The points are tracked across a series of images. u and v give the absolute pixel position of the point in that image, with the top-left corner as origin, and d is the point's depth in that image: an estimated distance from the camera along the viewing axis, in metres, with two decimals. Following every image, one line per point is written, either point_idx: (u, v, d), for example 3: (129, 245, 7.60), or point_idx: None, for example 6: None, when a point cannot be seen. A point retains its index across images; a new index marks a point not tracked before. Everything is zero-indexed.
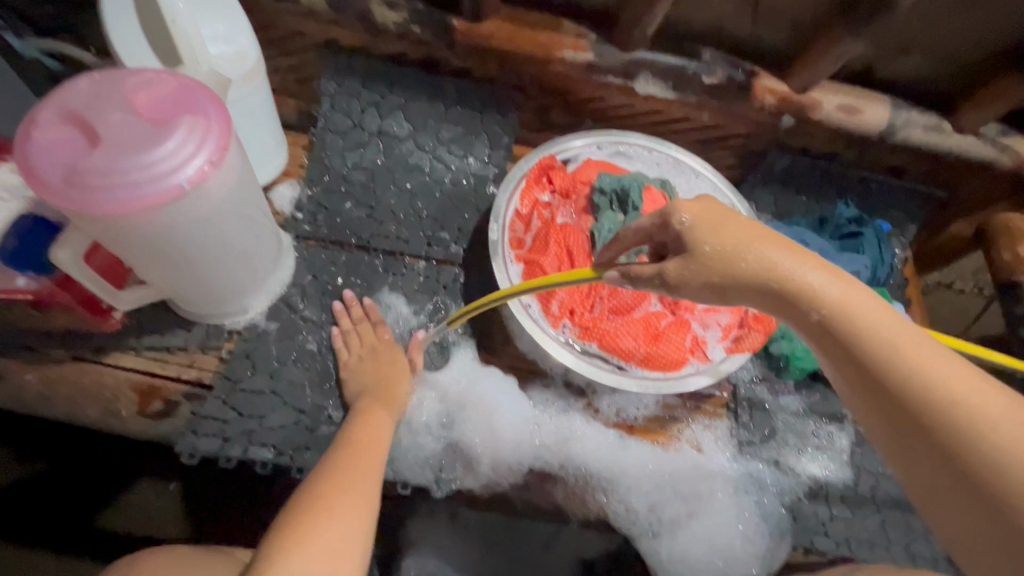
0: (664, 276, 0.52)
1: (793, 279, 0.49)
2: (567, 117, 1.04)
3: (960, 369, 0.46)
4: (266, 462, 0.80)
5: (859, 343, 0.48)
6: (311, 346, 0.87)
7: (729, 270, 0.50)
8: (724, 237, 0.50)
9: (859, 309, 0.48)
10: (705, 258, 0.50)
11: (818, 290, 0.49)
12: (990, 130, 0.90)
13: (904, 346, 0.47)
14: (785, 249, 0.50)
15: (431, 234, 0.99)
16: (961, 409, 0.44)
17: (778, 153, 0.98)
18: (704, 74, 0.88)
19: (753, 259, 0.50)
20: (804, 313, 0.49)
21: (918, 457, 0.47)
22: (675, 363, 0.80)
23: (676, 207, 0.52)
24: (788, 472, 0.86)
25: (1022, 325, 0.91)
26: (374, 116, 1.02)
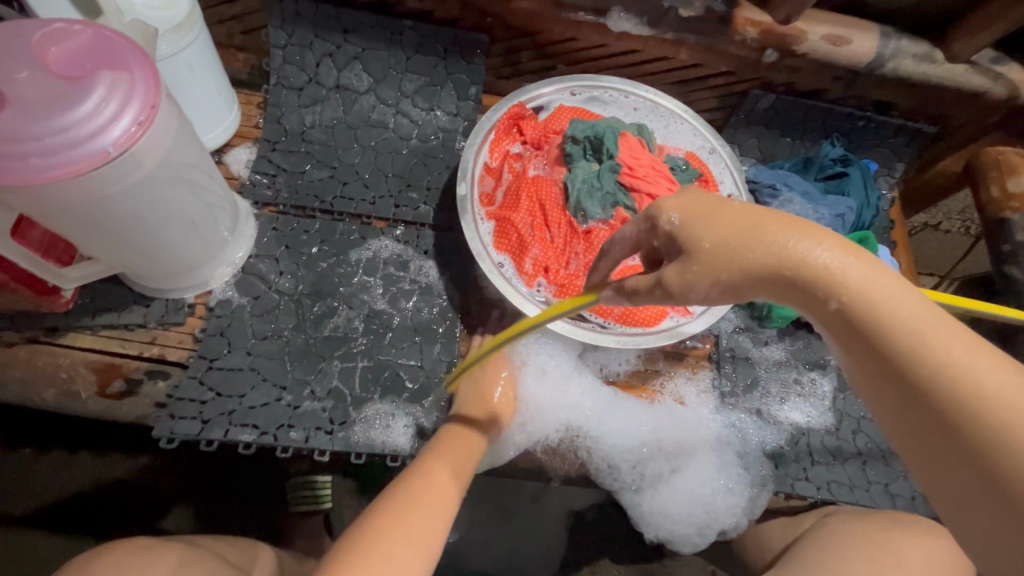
0: (663, 286, 0.47)
1: (811, 262, 0.43)
2: (538, 61, 0.97)
3: (997, 364, 0.40)
4: (248, 444, 0.77)
5: (884, 336, 0.42)
6: (288, 320, 0.84)
7: (735, 267, 0.44)
8: (721, 228, 0.45)
9: (884, 298, 0.42)
10: (706, 258, 0.45)
11: (835, 272, 0.43)
12: (982, 58, 0.85)
13: (928, 334, 0.41)
14: (794, 229, 0.45)
15: (399, 195, 0.94)
16: (998, 410, 0.38)
17: (761, 93, 0.93)
18: (681, 6, 0.81)
19: (761, 249, 0.44)
20: (819, 300, 0.44)
21: (946, 474, 0.40)
22: (653, 317, 0.78)
23: (663, 208, 0.49)
24: (769, 422, 0.85)
25: (1007, 261, 0.89)
26: (330, 69, 0.96)
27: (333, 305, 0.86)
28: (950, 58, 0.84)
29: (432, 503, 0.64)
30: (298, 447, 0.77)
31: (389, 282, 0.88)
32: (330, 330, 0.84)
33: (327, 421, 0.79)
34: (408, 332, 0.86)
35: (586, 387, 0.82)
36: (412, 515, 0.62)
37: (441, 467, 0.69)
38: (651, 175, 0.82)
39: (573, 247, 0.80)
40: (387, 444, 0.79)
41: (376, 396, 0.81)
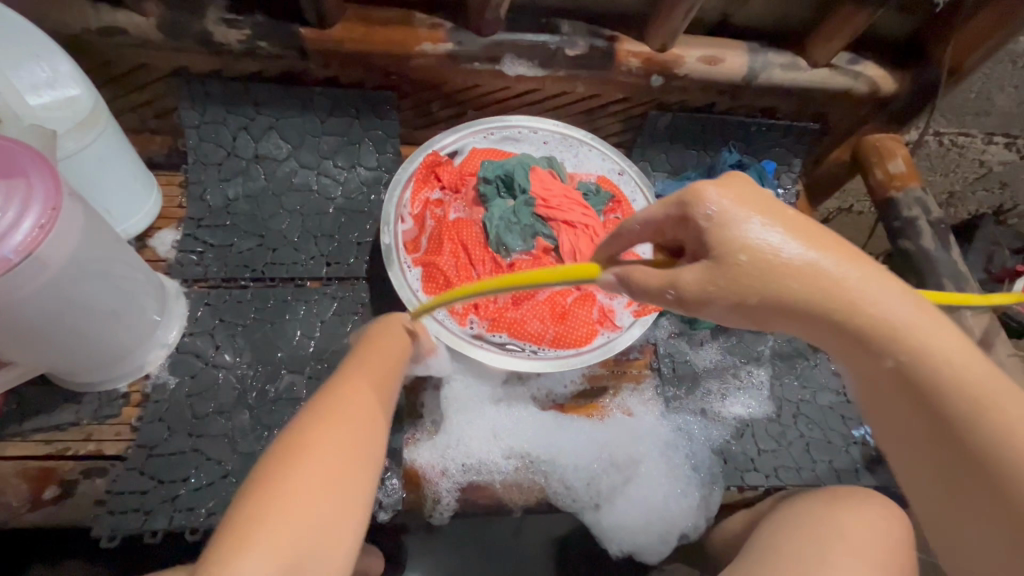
0: (678, 291, 0.48)
1: (853, 297, 0.47)
2: (448, 109, 1.02)
3: (975, 359, 0.48)
4: (197, 528, 0.75)
5: (896, 351, 0.48)
6: (232, 395, 0.84)
7: (774, 290, 0.47)
8: (754, 236, 0.47)
9: (896, 316, 0.47)
10: (739, 271, 0.46)
11: (859, 294, 0.47)
12: (841, 61, 0.93)
13: (931, 345, 0.47)
14: (824, 252, 0.47)
15: (330, 254, 0.97)
16: (979, 407, 0.46)
17: (658, 113, 1.01)
18: (566, 47, 0.87)
19: (805, 282, 0.47)
20: (849, 332, 0.48)
21: (928, 460, 0.50)
22: (585, 337, 0.80)
23: (701, 196, 0.47)
24: (714, 420, 0.89)
25: (898, 236, 0.96)
26: (248, 141, 0.98)
27: (275, 371, 0.86)
28: (814, 64, 0.92)
29: (348, 421, 0.54)
30: None
31: (329, 340, 0.90)
32: (274, 396, 0.84)
33: None
34: None
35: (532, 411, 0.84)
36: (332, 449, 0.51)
37: (362, 393, 0.58)
38: (565, 204, 0.87)
39: (499, 280, 0.83)
40: None
41: None
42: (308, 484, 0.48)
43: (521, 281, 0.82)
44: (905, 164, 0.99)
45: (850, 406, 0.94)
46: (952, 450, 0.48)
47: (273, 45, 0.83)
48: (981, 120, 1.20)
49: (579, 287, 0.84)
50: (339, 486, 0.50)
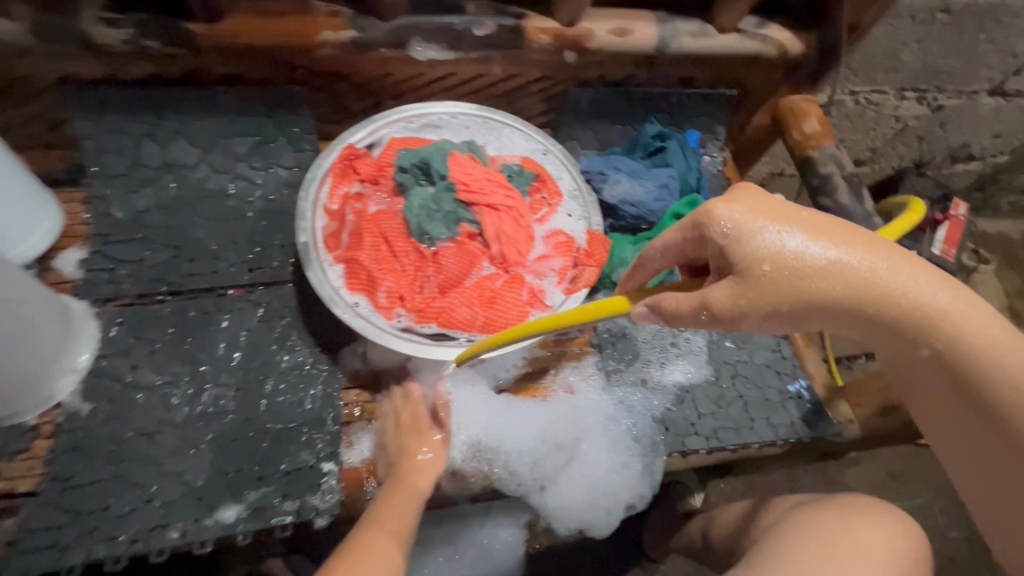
0: (710, 309, 0.54)
1: (881, 285, 0.54)
2: (365, 100, 0.98)
3: (981, 316, 0.55)
4: (119, 557, 0.72)
5: (910, 324, 0.55)
6: (154, 415, 0.80)
7: (809, 291, 0.53)
8: (778, 243, 0.53)
9: (907, 291, 0.54)
10: (770, 280, 0.52)
11: (869, 277, 0.54)
12: (748, 24, 0.94)
13: (936, 313, 0.55)
14: (835, 245, 0.54)
15: (252, 259, 0.93)
16: (983, 362, 0.54)
17: (578, 89, 1.00)
18: (473, 27, 0.85)
19: (839, 277, 0.53)
20: (872, 311, 0.54)
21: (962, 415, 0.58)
22: (516, 320, 0.79)
23: (715, 217, 0.54)
24: (654, 389, 0.90)
25: (817, 194, 0.98)
26: (153, 149, 0.93)
27: (200, 385, 0.83)
28: (722, 30, 0.92)
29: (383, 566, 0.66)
30: (178, 547, 0.73)
31: (258, 349, 0.87)
32: (201, 411, 0.81)
33: (205, 509, 0.75)
34: (284, 393, 0.84)
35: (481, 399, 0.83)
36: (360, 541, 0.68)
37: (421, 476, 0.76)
38: (495, 197, 0.85)
39: (424, 270, 0.81)
40: (272, 518, 0.76)
41: (256, 471, 0.78)
42: None
43: (446, 270, 0.80)
44: (818, 124, 1.01)
45: (785, 363, 0.96)
46: (969, 403, 0.56)
47: (161, 44, 0.79)
48: (892, 77, 1.24)
49: (507, 270, 0.82)
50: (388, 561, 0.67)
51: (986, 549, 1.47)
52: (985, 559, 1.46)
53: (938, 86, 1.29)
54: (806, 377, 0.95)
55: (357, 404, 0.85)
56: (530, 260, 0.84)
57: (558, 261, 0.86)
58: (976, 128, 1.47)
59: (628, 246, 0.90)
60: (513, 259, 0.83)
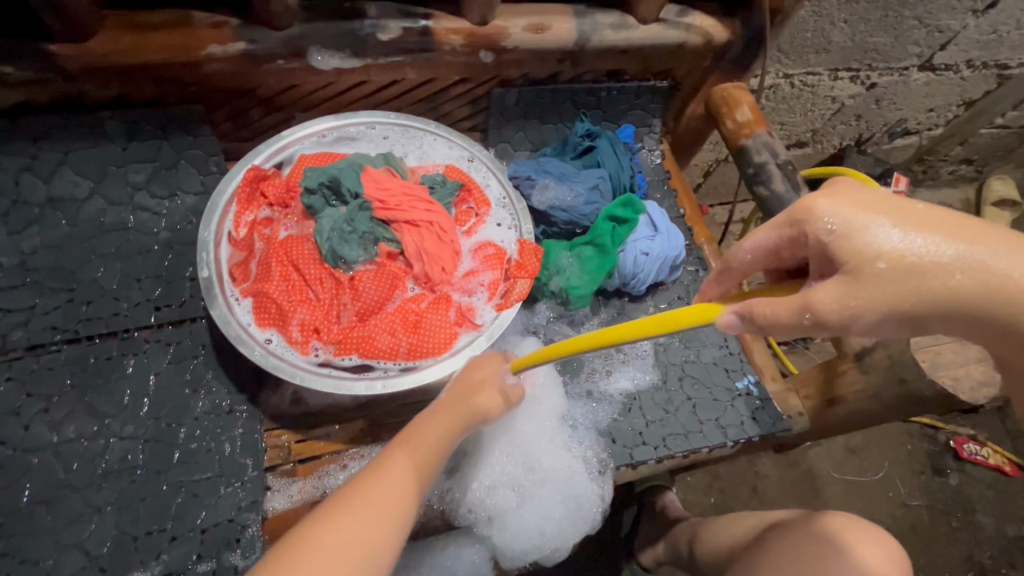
0: (816, 313, 0.49)
1: (1013, 284, 0.47)
2: (273, 115, 0.91)
3: None
4: None
5: None
6: (49, 480, 0.73)
7: (924, 287, 0.47)
8: (890, 241, 0.48)
9: None
10: (889, 277, 0.47)
11: (1010, 278, 0.47)
12: (670, 13, 0.90)
13: None
14: (974, 245, 0.48)
15: (158, 297, 0.85)
16: None
17: (502, 90, 0.95)
18: (377, 31, 0.79)
19: (961, 273, 0.47)
20: (1006, 319, 0.47)
21: None
22: (443, 344, 0.75)
23: (820, 214, 0.51)
24: (600, 399, 0.87)
25: (751, 184, 0.96)
26: (35, 183, 0.84)
27: (105, 440, 0.76)
28: (643, 20, 0.88)
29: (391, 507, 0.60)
30: None
31: (167, 396, 0.80)
32: (104, 470, 0.75)
33: None
34: (201, 440, 0.78)
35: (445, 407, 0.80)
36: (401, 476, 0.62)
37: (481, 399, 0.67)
38: (411, 210, 0.79)
39: (341, 298, 0.75)
40: None
41: (170, 530, 0.73)
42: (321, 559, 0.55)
43: (364, 296, 0.74)
44: (751, 112, 0.98)
45: (733, 359, 0.93)
46: None
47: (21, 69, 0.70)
48: (824, 58, 1.23)
49: (432, 291, 0.78)
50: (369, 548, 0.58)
51: (946, 516, 1.50)
52: (945, 525, 1.49)
53: (869, 64, 1.29)
54: (754, 373, 0.93)
55: (287, 444, 0.80)
56: (457, 278, 0.80)
57: (487, 275, 0.81)
58: (911, 103, 1.48)
59: (562, 253, 0.88)
60: (438, 277, 0.78)
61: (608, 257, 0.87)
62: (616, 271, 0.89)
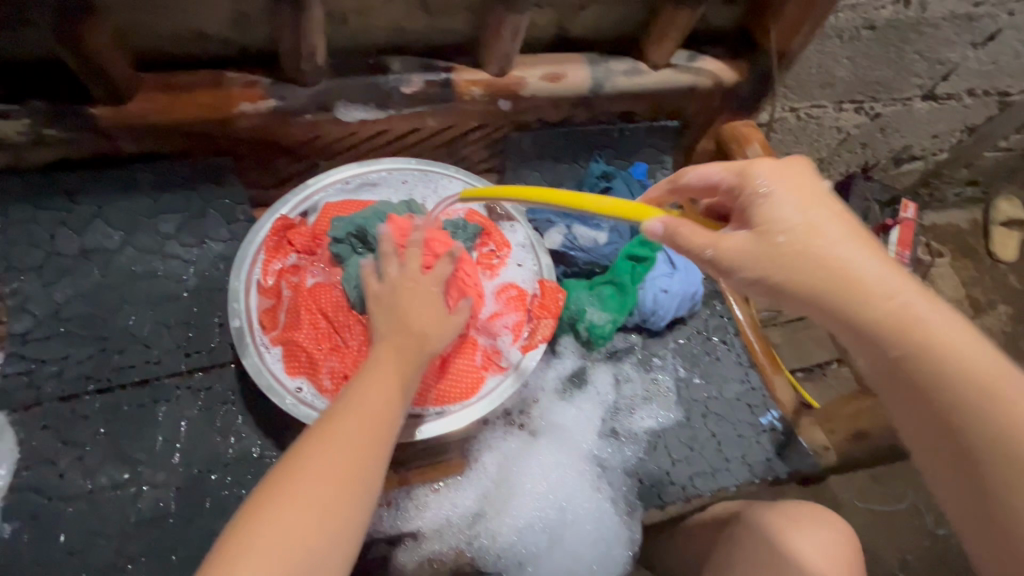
0: (715, 250, 0.53)
1: (881, 289, 0.51)
2: (298, 164, 0.94)
3: (991, 382, 0.48)
4: None
5: (928, 346, 0.49)
6: (81, 534, 0.73)
7: (817, 261, 0.51)
8: (792, 214, 0.53)
9: (932, 328, 0.49)
10: (781, 251, 0.52)
11: (873, 274, 0.51)
12: (681, 58, 0.93)
13: (963, 351, 0.49)
14: (859, 243, 0.52)
15: (189, 343, 0.86)
16: (984, 400, 0.47)
17: (518, 134, 0.98)
18: (400, 85, 0.82)
19: (842, 262, 0.51)
20: (862, 305, 0.51)
21: (927, 448, 0.50)
22: (471, 387, 0.77)
23: (755, 169, 0.56)
24: (625, 438, 0.87)
25: None
26: (71, 237, 0.86)
27: (138, 488, 0.76)
28: (654, 66, 0.91)
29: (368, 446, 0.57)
30: None
31: (197, 443, 0.80)
32: (136, 522, 0.75)
33: None
34: (232, 487, 0.78)
35: (493, 440, 0.83)
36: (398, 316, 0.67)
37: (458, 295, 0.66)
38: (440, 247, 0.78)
39: None
40: None
41: None
42: (306, 490, 0.52)
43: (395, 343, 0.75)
44: (762, 149, 1.00)
45: (755, 394, 0.94)
46: (939, 431, 0.49)
47: (63, 131, 0.73)
48: (827, 91, 1.26)
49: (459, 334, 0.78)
50: (355, 477, 0.54)
51: None
52: None
53: (872, 96, 1.31)
54: (777, 408, 0.93)
55: None
56: (483, 320, 0.80)
57: (512, 316, 0.82)
58: (915, 131, 1.50)
59: (580, 293, 0.89)
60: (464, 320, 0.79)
61: (627, 296, 0.88)
62: (636, 308, 0.91)
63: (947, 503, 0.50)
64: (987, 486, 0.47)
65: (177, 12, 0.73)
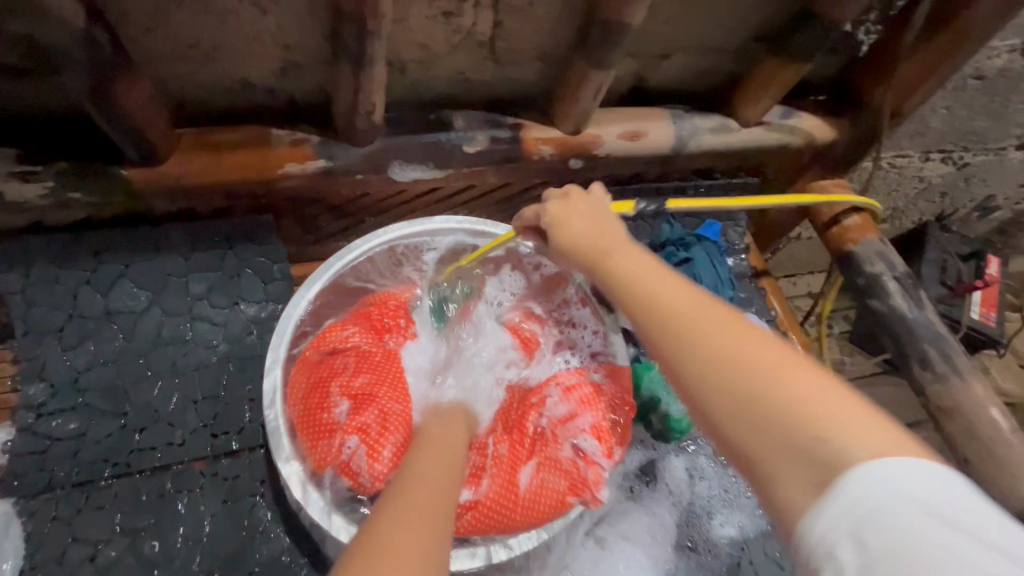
0: (554, 242, 0.58)
1: (702, 323, 0.43)
2: (342, 220, 0.86)
3: (806, 378, 0.38)
4: None
5: (730, 373, 0.39)
6: None
7: (626, 288, 0.50)
8: (576, 233, 0.57)
9: (751, 359, 0.39)
10: (619, 279, 0.51)
11: (683, 312, 0.45)
12: (773, 114, 0.83)
13: (782, 380, 0.38)
14: (664, 283, 0.49)
15: (215, 422, 0.78)
16: (771, 413, 0.37)
17: (584, 190, 0.88)
18: (464, 143, 0.73)
19: (659, 283, 0.49)
20: (669, 358, 0.44)
21: (749, 464, 0.38)
22: (549, 507, 0.68)
23: (573, 205, 0.59)
24: (704, 550, 0.77)
25: (864, 296, 0.85)
26: (94, 296, 0.77)
27: None
28: (745, 123, 0.81)
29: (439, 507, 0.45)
30: None
31: (222, 542, 0.72)
32: None
33: None
34: None
35: (557, 551, 0.74)
36: (444, 412, 0.67)
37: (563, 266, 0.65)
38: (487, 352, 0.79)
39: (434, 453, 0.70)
40: None
41: None
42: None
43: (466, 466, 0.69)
44: (859, 217, 0.88)
45: None
46: (744, 455, 0.38)
47: (90, 193, 0.65)
48: (917, 142, 1.14)
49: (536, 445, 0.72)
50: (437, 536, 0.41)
51: None
52: None
53: (964, 146, 1.19)
54: None
55: None
56: (560, 425, 0.73)
57: (591, 416, 0.73)
58: (1006, 182, 1.36)
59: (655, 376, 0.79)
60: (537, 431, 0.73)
61: None
62: None
63: (770, 509, 0.36)
64: (783, 436, 0.36)
65: (222, 62, 0.65)
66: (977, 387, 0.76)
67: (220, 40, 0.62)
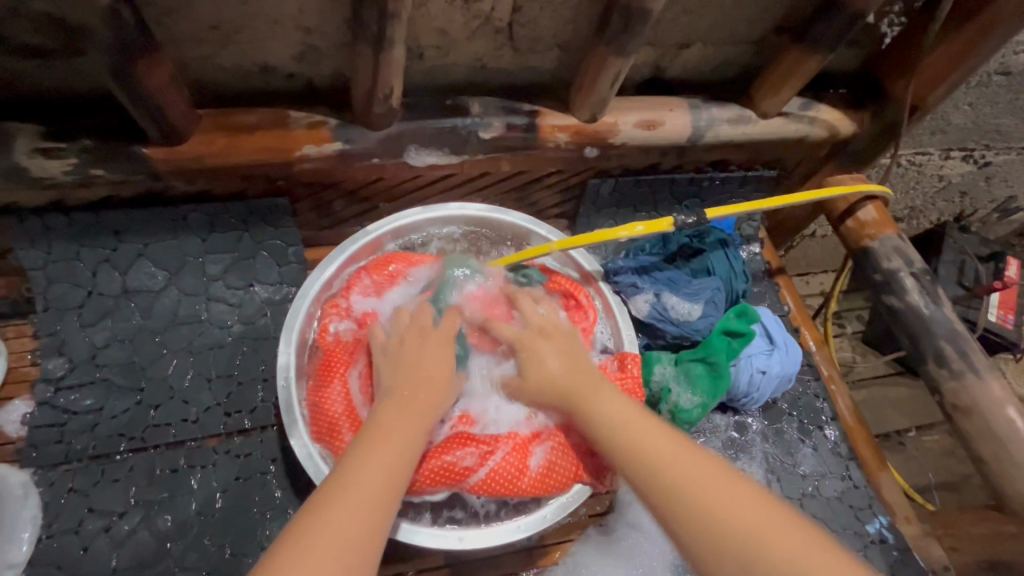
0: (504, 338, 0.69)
1: (660, 450, 0.53)
2: (357, 204, 0.87)
3: (753, 506, 0.47)
4: None
5: (676, 493, 0.49)
6: None
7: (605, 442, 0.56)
8: (535, 320, 0.69)
9: (694, 478, 0.49)
10: (575, 380, 0.62)
11: (643, 441, 0.54)
12: (793, 106, 0.82)
13: (722, 505, 0.47)
14: (625, 408, 0.58)
15: (229, 401, 0.79)
16: (730, 531, 0.46)
17: (598, 180, 0.88)
18: (480, 129, 0.73)
19: (637, 432, 0.55)
20: (632, 474, 0.53)
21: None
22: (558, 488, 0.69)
23: (525, 300, 0.72)
24: None
25: (880, 291, 0.85)
26: (112, 275, 0.78)
27: (167, 568, 0.70)
28: (764, 115, 0.81)
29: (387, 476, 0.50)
30: None
31: (235, 517, 0.74)
32: None
33: None
34: None
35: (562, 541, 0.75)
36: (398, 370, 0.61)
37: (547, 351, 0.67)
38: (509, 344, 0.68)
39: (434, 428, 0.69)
40: None
41: None
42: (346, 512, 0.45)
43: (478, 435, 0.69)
44: (876, 211, 0.87)
45: (859, 494, 0.82)
46: (709, 552, 0.46)
47: (112, 171, 0.66)
48: (938, 139, 1.12)
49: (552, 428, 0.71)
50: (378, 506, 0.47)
51: None
52: None
53: (987, 144, 1.17)
54: (887, 513, 0.82)
55: None
56: None
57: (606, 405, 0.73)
58: None
59: (666, 368, 0.79)
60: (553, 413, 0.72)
61: (722, 379, 0.77)
62: (729, 388, 0.80)
63: None
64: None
65: (242, 44, 0.65)
66: (995, 386, 0.75)
67: (240, 21, 0.62)
